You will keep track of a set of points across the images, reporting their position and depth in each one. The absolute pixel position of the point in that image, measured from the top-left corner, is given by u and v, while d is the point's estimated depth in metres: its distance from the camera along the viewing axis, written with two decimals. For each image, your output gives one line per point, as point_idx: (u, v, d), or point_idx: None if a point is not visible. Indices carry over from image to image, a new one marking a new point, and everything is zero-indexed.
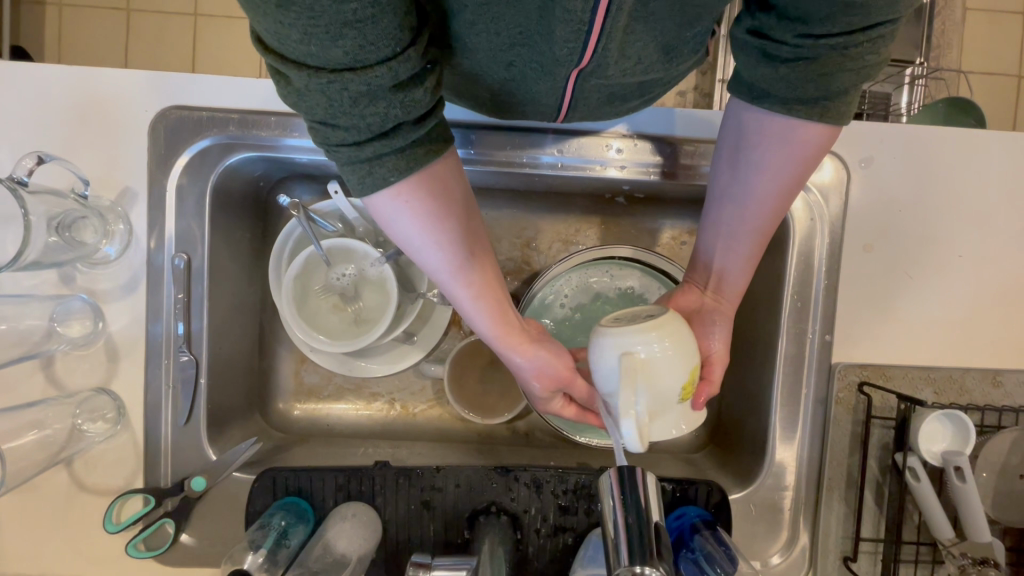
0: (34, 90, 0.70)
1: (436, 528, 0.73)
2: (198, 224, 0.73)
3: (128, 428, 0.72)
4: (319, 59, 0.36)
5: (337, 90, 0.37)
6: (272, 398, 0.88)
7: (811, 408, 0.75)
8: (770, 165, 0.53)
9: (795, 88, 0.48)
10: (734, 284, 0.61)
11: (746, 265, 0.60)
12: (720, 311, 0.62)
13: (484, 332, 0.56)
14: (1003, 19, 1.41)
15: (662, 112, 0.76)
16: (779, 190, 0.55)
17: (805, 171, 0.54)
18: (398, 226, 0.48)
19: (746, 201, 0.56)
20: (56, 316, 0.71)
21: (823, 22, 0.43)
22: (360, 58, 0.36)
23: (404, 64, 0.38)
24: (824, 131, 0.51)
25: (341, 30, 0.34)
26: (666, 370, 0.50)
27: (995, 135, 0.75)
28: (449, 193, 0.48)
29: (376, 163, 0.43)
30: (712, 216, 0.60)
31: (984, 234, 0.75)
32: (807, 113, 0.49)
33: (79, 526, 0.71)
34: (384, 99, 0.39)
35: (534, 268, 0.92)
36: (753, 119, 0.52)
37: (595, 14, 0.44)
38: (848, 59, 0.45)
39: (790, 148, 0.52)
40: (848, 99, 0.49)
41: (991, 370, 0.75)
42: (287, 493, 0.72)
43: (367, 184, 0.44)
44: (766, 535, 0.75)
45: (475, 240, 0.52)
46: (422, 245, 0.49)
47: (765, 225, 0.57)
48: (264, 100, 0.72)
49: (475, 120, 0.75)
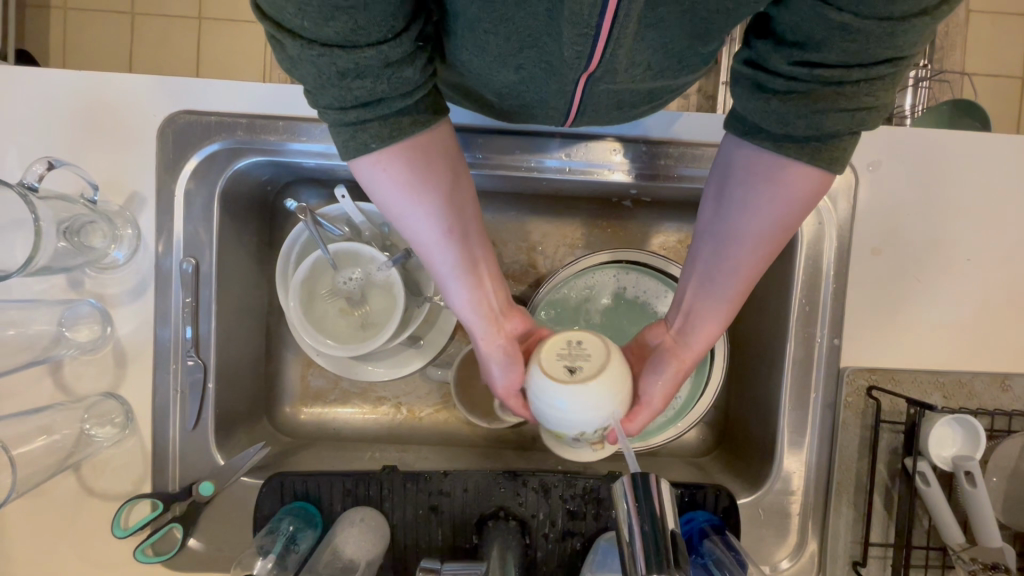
0: (43, 94, 0.70)
1: (444, 533, 0.73)
2: (205, 228, 0.73)
3: (136, 433, 0.72)
4: (311, 33, 0.37)
5: (326, 63, 0.38)
6: (279, 402, 0.88)
7: (819, 412, 0.75)
8: (752, 205, 0.53)
9: (786, 123, 0.48)
10: (698, 334, 0.60)
11: (717, 314, 0.59)
12: (677, 357, 0.61)
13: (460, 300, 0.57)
14: (1007, 20, 1.41)
15: (670, 115, 0.76)
16: (758, 232, 0.54)
17: (790, 218, 0.53)
18: (381, 190, 0.49)
19: (724, 238, 0.56)
20: (64, 320, 0.70)
21: (820, 47, 0.43)
22: (352, 38, 0.37)
23: (395, 49, 0.39)
24: (812, 175, 0.50)
25: (333, 13, 0.35)
26: (547, 410, 0.55)
27: (1002, 138, 0.74)
28: (437, 163, 0.49)
29: (360, 128, 0.44)
30: (695, 249, 0.60)
31: (991, 237, 0.75)
32: (798, 152, 0.49)
33: (89, 531, 0.71)
34: (372, 75, 0.40)
35: (541, 271, 0.92)
36: (745, 156, 0.52)
37: (603, 19, 0.44)
38: (841, 97, 0.45)
39: (770, 189, 0.52)
40: (842, 143, 0.48)
41: (999, 374, 0.75)
42: (295, 498, 0.72)
43: (351, 148, 0.45)
44: (775, 539, 0.75)
45: (463, 214, 0.52)
46: (404, 212, 0.50)
47: (741, 269, 0.56)
48: (272, 104, 0.71)
49: (482, 124, 0.75)
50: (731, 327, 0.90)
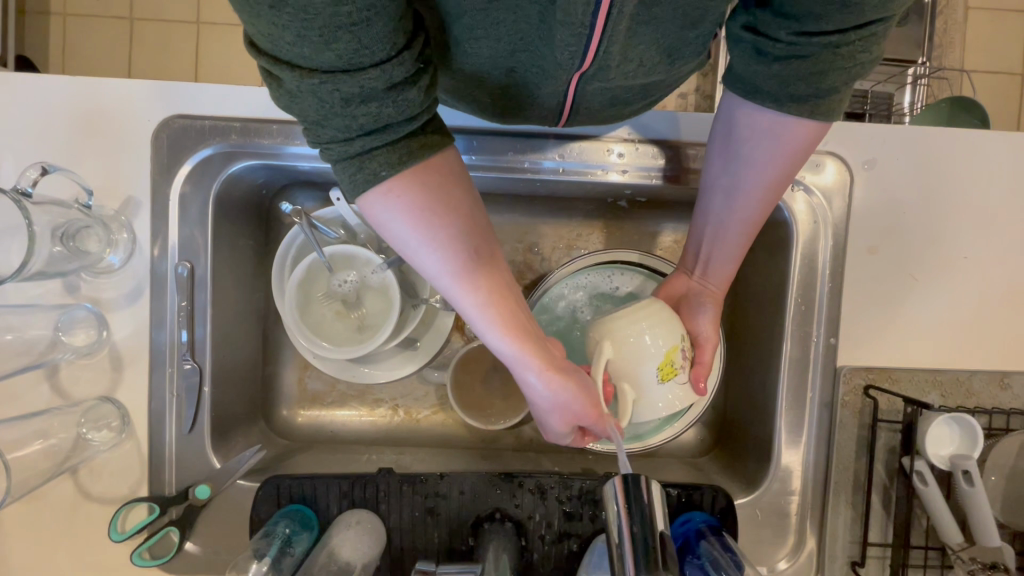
0: (39, 100, 0.70)
1: (440, 535, 0.73)
2: (201, 232, 0.73)
3: (132, 436, 0.72)
4: (309, 60, 0.37)
5: (328, 91, 0.38)
6: (277, 405, 0.88)
7: (817, 411, 0.75)
8: (760, 159, 0.55)
9: (786, 84, 0.48)
10: (720, 272, 0.65)
11: (733, 255, 0.63)
12: (708, 298, 0.66)
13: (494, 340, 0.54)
14: (1006, 18, 1.40)
15: (662, 116, 0.76)
16: (766, 183, 0.56)
17: (792, 164, 0.55)
18: (395, 227, 0.47)
19: (732, 192, 0.58)
20: (60, 325, 0.71)
21: (818, 21, 0.44)
22: (355, 61, 0.37)
23: (399, 68, 0.39)
24: (810, 127, 0.51)
25: (335, 34, 0.35)
26: (638, 350, 0.60)
27: (999, 135, 0.74)
28: (448, 196, 0.47)
29: (366, 159, 0.43)
30: (703, 205, 0.62)
31: (988, 234, 0.75)
32: (798, 110, 0.50)
33: (86, 534, 0.71)
34: (377, 99, 0.40)
35: (537, 273, 0.92)
36: (743, 115, 0.53)
37: (596, 18, 0.44)
38: (840, 57, 0.45)
39: (776, 144, 0.53)
40: (840, 96, 0.49)
41: (997, 373, 0.74)
42: (291, 501, 0.72)
43: (359, 182, 0.44)
44: (772, 540, 0.75)
45: (483, 250, 0.50)
46: (418, 250, 0.48)
47: (755, 215, 0.59)
48: (266, 107, 0.72)
49: (476, 125, 0.75)
50: (728, 327, 0.89)
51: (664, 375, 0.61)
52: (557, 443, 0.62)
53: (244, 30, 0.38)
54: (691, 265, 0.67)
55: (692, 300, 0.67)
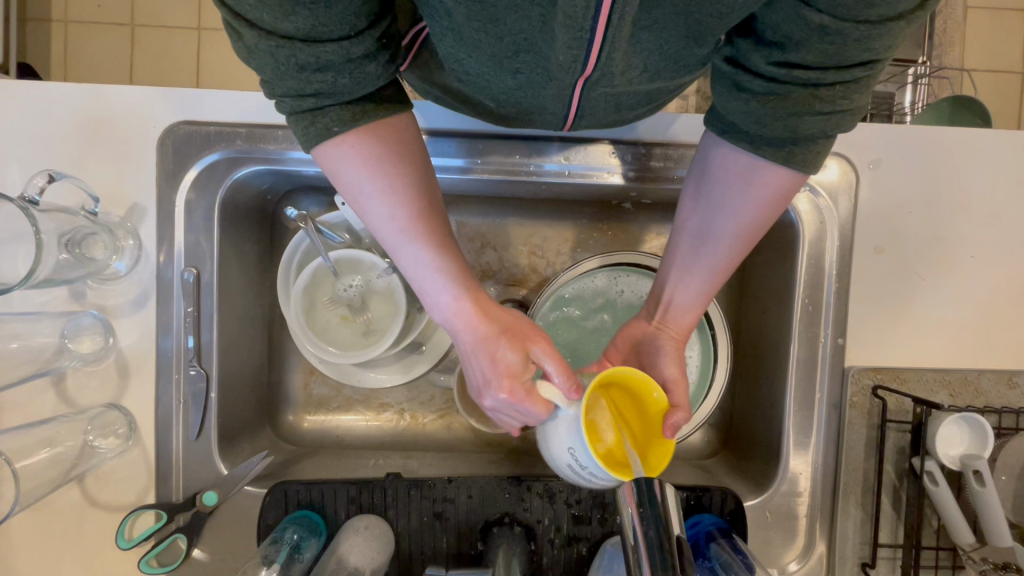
0: (43, 106, 0.70)
1: (449, 540, 0.73)
2: (206, 238, 0.73)
3: (139, 443, 0.72)
4: (268, 25, 0.38)
5: (285, 55, 0.40)
6: (283, 410, 0.88)
7: (825, 412, 0.75)
8: (734, 203, 0.54)
9: (763, 124, 0.49)
10: (683, 321, 0.62)
11: (694, 304, 0.61)
12: (666, 341, 0.61)
13: (439, 291, 0.52)
14: (1007, 16, 1.41)
15: (666, 117, 0.75)
16: (735, 231, 0.56)
17: (763, 217, 0.55)
18: (350, 172, 0.48)
19: (702, 236, 0.57)
20: (66, 331, 0.70)
21: (798, 49, 0.44)
22: (313, 35, 0.39)
23: (357, 45, 0.41)
24: (784, 176, 0.52)
25: (295, 8, 0.37)
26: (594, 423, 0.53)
27: (1003, 134, 0.74)
28: (408, 149, 0.49)
29: (318, 115, 0.45)
30: (673, 247, 0.61)
31: (994, 233, 0.74)
32: (773, 155, 0.50)
33: (94, 541, 0.71)
34: (334, 69, 0.42)
35: (542, 276, 0.92)
36: (720, 154, 0.54)
37: (596, 22, 0.44)
38: (817, 99, 0.46)
39: (750, 189, 0.53)
40: (816, 146, 0.50)
41: (1006, 371, 0.74)
42: (299, 507, 0.72)
43: (310, 135, 0.46)
44: (782, 541, 0.75)
45: (435, 203, 0.52)
46: (372, 193, 0.49)
47: (723, 261, 0.58)
48: (271, 113, 0.71)
49: (480, 129, 0.75)
50: (734, 329, 0.89)
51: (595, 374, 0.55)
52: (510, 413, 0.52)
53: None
54: (652, 309, 0.64)
55: (648, 344, 0.62)
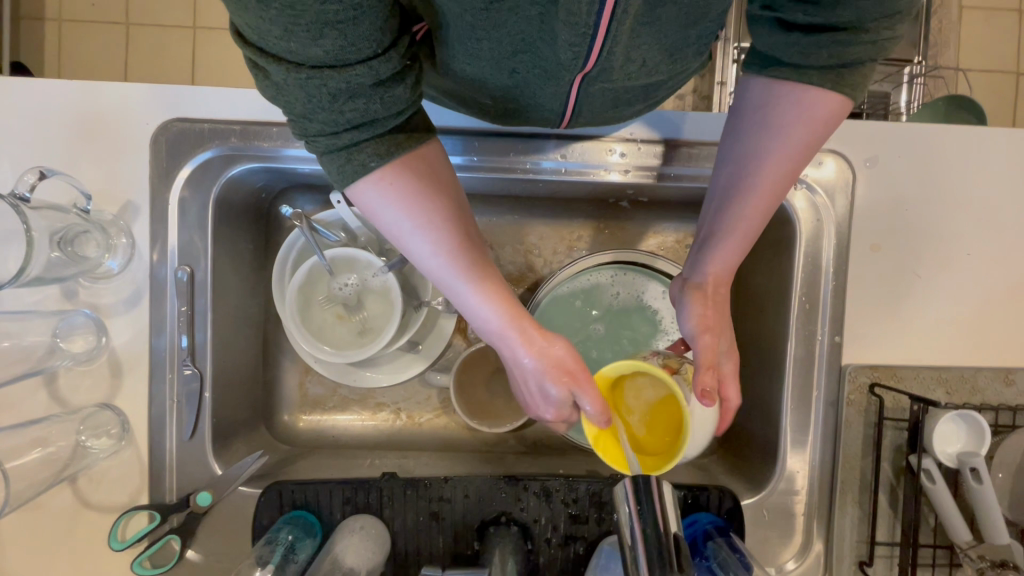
0: (35, 103, 0.69)
1: (445, 539, 0.72)
2: (200, 237, 0.73)
3: (132, 444, 0.71)
4: (298, 57, 0.38)
5: (315, 86, 0.40)
6: (278, 410, 0.87)
7: (822, 410, 0.75)
8: (781, 128, 0.51)
9: (808, 55, 0.48)
10: (722, 265, 0.58)
11: (738, 246, 0.57)
12: (699, 293, 0.58)
13: (482, 323, 0.53)
14: (1002, 17, 1.41)
15: (664, 115, 0.75)
16: (783, 156, 0.52)
17: (808, 145, 0.52)
18: (388, 213, 0.48)
19: (746, 166, 0.54)
20: (59, 332, 0.70)
21: (837, 3, 0.45)
22: (341, 58, 0.39)
23: (385, 64, 0.41)
24: (831, 98, 0.50)
25: (323, 31, 0.36)
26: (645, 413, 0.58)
27: (1000, 132, 0.74)
28: (436, 177, 0.49)
29: (353, 152, 0.45)
30: (714, 183, 0.57)
31: (990, 230, 0.75)
32: (822, 79, 0.49)
33: (86, 542, 0.70)
34: (364, 96, 0.42)
35: (538, 274, 0.92)
36: (763, 85, 0.51)
37: (601, 17, 0.44)
38: (863, 32, 0.47)
39: (799, 110, 0.50)
40: (862, 71, 0.49)
41: (1002, 369, 0.74)
42: (295, 507, 0.71)
43: (347, 173, 0.46)
44: (779, 540, 0.74)
45: (471, 232, 0.52)
46: (412, 232, 0.49)
47: (769, 193, 0.54)
48: (266, 110, 0.71)
49: (477, 126, 0.74)
50: (732, 328, 0.89)
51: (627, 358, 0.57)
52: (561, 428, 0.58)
53: (232, 19, 0.38)
54: (687, 266, 0.61)
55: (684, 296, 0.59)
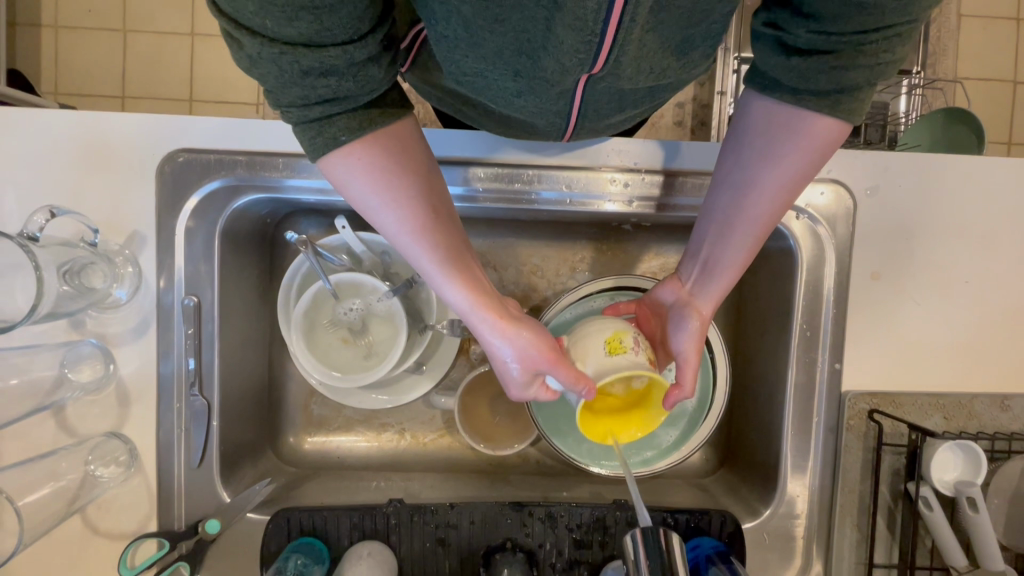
0: (38, 135, 0.69)
1: (451, 564, 0.74)
2: (206, 265, 0.73)
3: (141, 471, 0.72)
4: (271, 32, 0.38)
5: (289, 62, 0.39)
6: (283, 431, 0.88)
7: (822, 436, 0.76)
8: (777, 156, 0.52)
9: (806, 80, 0.47)
10: (716, 285, 0.59)
11: (734, 264, 0.58)
12: (692, 313, 0.60)
13: (451, 298, 0.54)
14: (998, 24, 1.42)
15: (666, 145, 0.75)
16: (778, 184, 0.53)
17: (807, 170, 0.53)
18: (357, 188, 0.48)
19: (743, 190, 0.55)
20: (66, 361, 0.70)
21: (836, 20, 0.43)
22: (317, 39, 0.39)
23: (360, 50, 0.41)
24: (832, 127, 0.50)
25: (298, 13, 0.36)
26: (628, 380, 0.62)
27: (999, 160, 0.75)
28: (408, 153, 0.49)
29: (325, 125, 0.45)
30: (711, 202, 0.58)
31: (988, 256, 0.76)
32: (819, 104, 0.48)
33: (96, 570, 0.71)
34: (338, 74, 0.41)
35: (541, 295, 0.92)
36: (762, 110, 0.52)
37: (607, 27, 0.45)
38: (863, 55, 0.45)
39: (796, 140, 0.51)
40: (860, 96, 0.48)
41: (998, 395, 0.75)
42: (302, 533, 0.72)
43: (319, 144, 0.45)
44: (780, 563, 0.76)
45: (443, 210, 0.52)
46: (379, 208, 0.49)
47: (763, 217, 0.55)
48: (271, 142, 0.71)
49: (480, 155, 0.75)
50: (733, 348, 0.90)
51: (611, 349, 0.58)
52: (519, 397, 0.61)
53: None
54: (686, 278, 0.62)
55: (679, 309, 0.62)
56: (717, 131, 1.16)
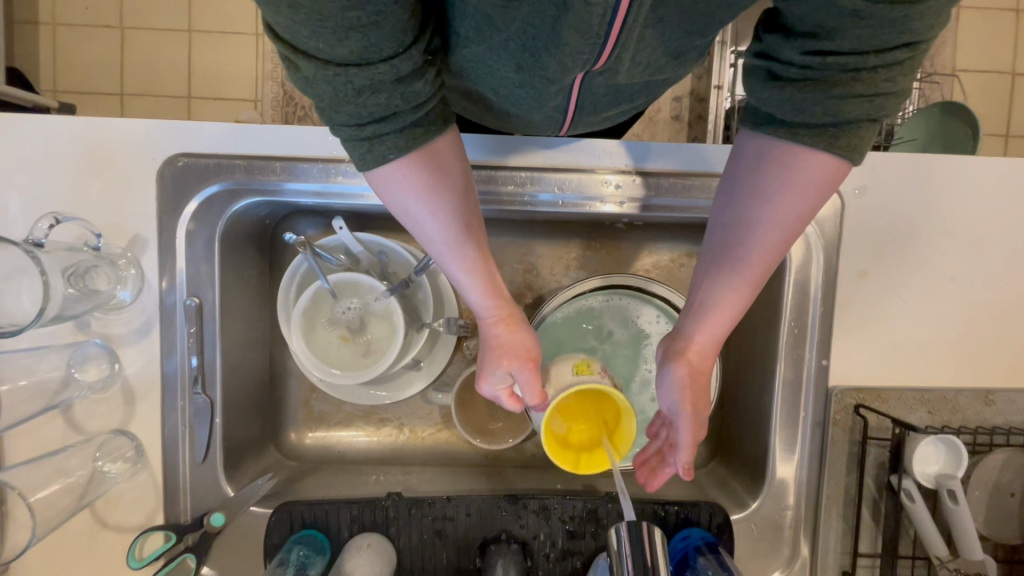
0: (40, 141, 0.71)
1: (449, 555, 0.76)
2: (207, 267, 0.75)
3: (147, 466, 0.74)
4: (322, 53, 0.39)
5: (342, 82, 0.41)
6: (285, 427, 0.90)
7: (810, 430, 0.78)
8: (770, 194, 0.52)
9: (801, 111, 0.48)
10: (710, 330, 0.58)
11: (730, 309, 0.57)
12: (685, 361, 0.58)
13: (472, 300, 0.56)
14: (996, 15, 1.42)
15: (653, 146, 0.77)
16: (772, 221, 0.53)
17: (806, 207, 0.53)
18: (401, 198, 0.50)
19: (737, 230, 0.54)
20: (73, 361, 0.72)
21: (833, 37, 0.44)
22: (366, 56, 0.40)
23: (406, 61, 0.42)
24: (827, 162, 0.49)
25: (348, 33, 0.38)
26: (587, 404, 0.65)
27: (986, 159, 0.76)
28: (452, 175, 0.50)
29: (377, 142, 0.46)
30: (708, 245, 0.58)
31: (974, 254, 0.77)
32: (813, 139, 0.49)
33: (106, 560, 0.74)
34: (386, 90, 0.42)
35: (536, 293, 0.94)
36: (756, 148, 0.52)
37: (612, 26, 0.46)
38: (860, 84, 0.45)
39: (787, 177, 0.51)
40: (859, 132, 0.48)
41: (982, 390, 0.77)
42: (304, 526, 0.75)
43: (369, 160, 0.47)
44: (767, 552, 0.78)
45: (479, 229, 0.54)
46: (423, 215, 0.51)
47: (760, 257, 0.55)
48: (269, 146, 0.72)
49: (475, 158, 0.76)
50: (725, 344, 0.92)
51: (577, 370, 0.62)
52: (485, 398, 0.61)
53: (262, 19, 0.39)
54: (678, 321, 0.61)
55: (665, 358, 0.60)
56: (714, 126, 1.16)
